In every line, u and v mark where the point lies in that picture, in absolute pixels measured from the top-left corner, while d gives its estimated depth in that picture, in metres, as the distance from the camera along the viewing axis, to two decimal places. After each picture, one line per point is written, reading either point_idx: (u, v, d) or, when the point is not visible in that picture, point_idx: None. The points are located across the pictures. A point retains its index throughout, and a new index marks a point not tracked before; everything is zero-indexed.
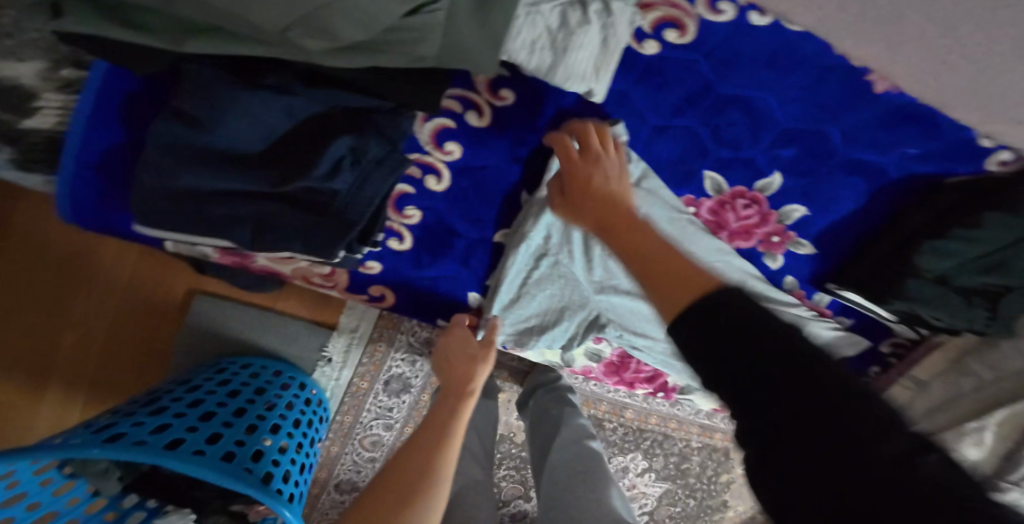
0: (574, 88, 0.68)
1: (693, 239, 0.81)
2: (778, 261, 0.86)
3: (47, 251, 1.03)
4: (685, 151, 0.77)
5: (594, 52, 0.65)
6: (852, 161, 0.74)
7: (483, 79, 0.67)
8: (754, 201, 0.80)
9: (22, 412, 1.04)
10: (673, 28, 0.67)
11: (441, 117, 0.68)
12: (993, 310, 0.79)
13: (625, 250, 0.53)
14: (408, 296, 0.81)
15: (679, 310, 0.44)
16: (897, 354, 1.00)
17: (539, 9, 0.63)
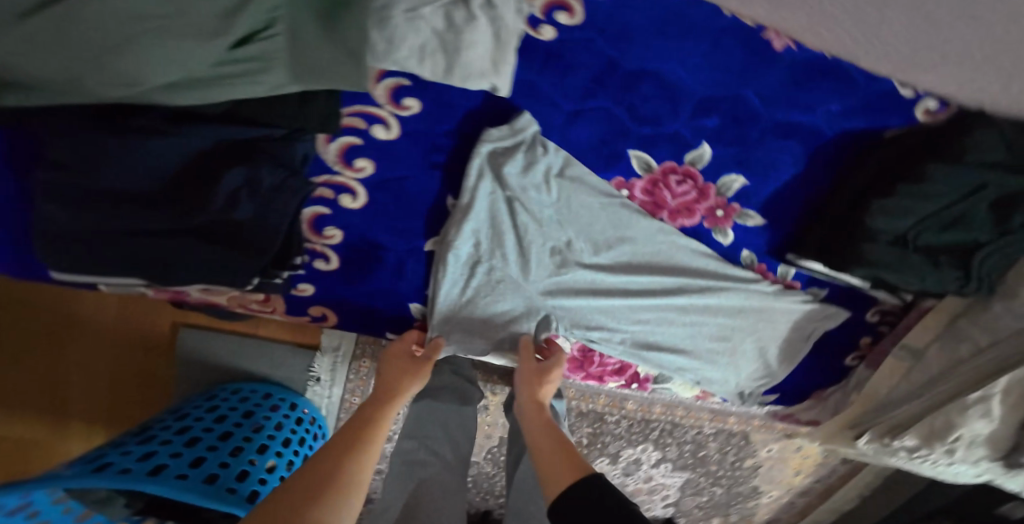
0: (478, 87, 0.66)
1: (629, 223, 0.81)
2: (729, 235, 0.83)
3: (31, 303, 1.09)
4: (606, 134, 0.76)
5: (488, 46, 0.63)
6: (781, 123, 0.72)
7: (382, 90, 0.65)
8: (688, 176, 0.78)
9: (48, 445, 1.13)
10: (564, 12, 0.66)
11: (346, 135, 0.68)
12: (965, 270, 0.73)
13: (542, 441, 0.73)
14: (349, 316, 0.82)
15: (570, 485, 0.65)
16: (888, 321, 0.93)
17: (420, 13, 0.60)
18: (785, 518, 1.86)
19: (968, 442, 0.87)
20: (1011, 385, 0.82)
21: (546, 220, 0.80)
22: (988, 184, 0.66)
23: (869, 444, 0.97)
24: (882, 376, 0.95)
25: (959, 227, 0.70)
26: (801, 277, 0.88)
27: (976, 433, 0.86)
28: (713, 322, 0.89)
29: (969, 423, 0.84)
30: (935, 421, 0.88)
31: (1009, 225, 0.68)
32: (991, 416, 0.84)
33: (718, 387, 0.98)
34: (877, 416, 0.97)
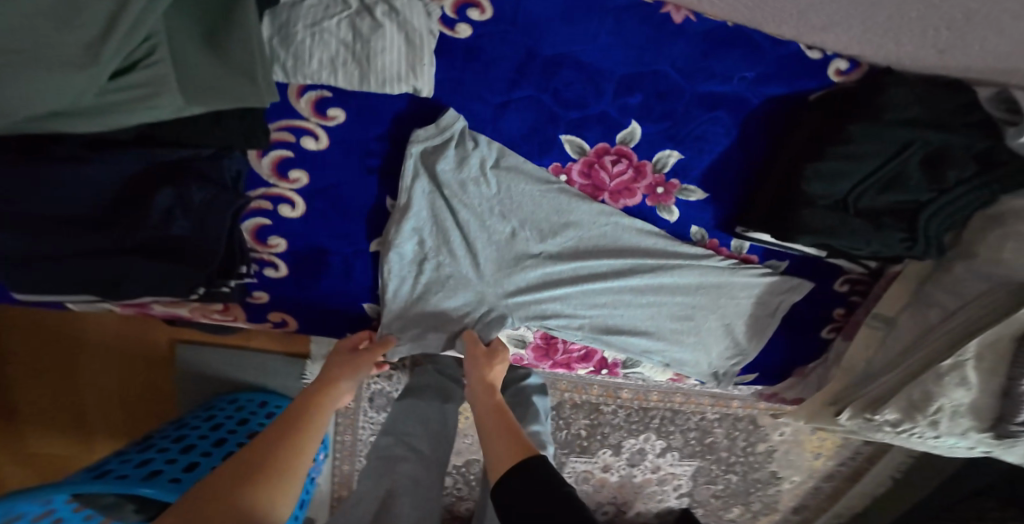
0: (400, 90, 0.66)
1: (571, 208, 0.82)
2: (673, 212, 0.83)
3: (40, 325, 1.16)
4: (535, 123, 0.77)
5: (401, 50, 0.63)
6: (704, 94, 0.72)
7: (305, 104, 0.69)
8: (622, 156, 0.79)
9: (82, 440, 1.26)
10: (474, 8, 0.67)
11: (276, 149, 0.72)
12: (911, 231, 0.71)
13: (490, 425, 0.76)
14: (306, 318, 0.86)
15: (510, 467, 0.69)
16: (859, 291, 0.91)
17: (323, 27, 0.62)
18: (814, 505, 1.72)
19: (950, 412, 0.83)
20: (982, 350, 0.78)
21: (484, 212, 0.81)
22: (914, 140, 0.65)
23: (851, 420, 0.95)
24: (858, 347, 0.92)
25: (897, 187, 0.68)
26: (757, 250, 0.87)
27: (957, 402, 0.82)
28: (671, 301, 0.89)
29: (947, 393, 0.81)
30: (912, 393, 0.85)
31: (944, 181, 0.66)
32: (968, 384, 0.80)
33: (690, 369, 0.96)
34: (857, 390, 0.94)
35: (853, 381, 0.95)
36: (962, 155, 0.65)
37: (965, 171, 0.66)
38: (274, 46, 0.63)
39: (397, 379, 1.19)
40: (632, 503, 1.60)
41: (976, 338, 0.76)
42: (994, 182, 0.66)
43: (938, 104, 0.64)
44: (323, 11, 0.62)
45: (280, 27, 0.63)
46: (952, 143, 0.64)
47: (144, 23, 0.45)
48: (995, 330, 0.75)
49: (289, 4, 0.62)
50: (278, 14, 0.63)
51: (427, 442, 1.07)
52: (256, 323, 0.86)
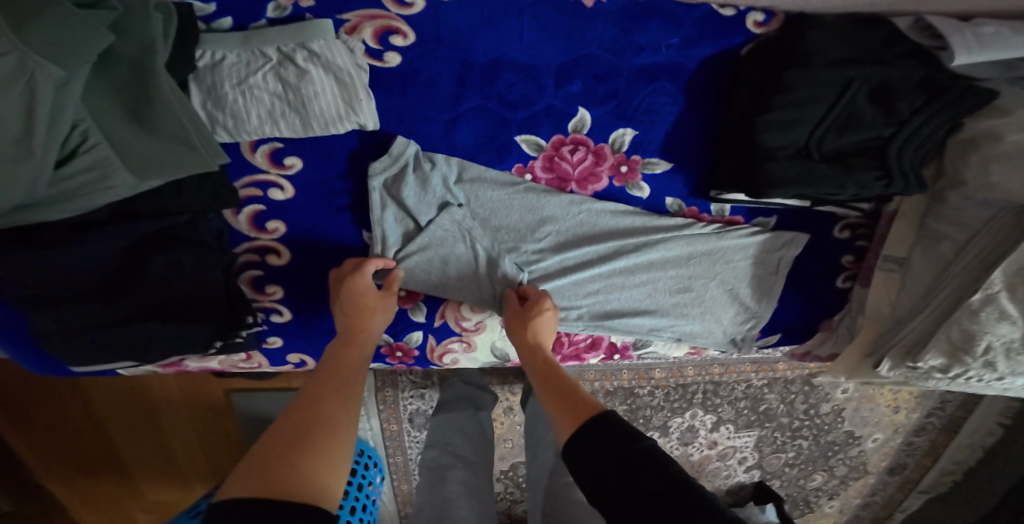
0: (347, 129, 0.71)
1: (541, 204, 0.82)
2: (641, 186, 0.84)
3: (119, 393, 1.30)
4: (487, 130, 0.77)
5: (334, 91, 0.67)
6: (640, 68, 0.73)
7: (262, 157, 0.74)
8: (579, 143, 0.79)
9: (180, 485, 1.41)
10: (396, 35, 0.67)
11: (249, 205, 0.77)
12: (884, 166, 0.68)
13: (544, 383, 0.70)
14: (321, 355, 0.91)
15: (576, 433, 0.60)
16: (862, 234, 0.84)
17: (250, 84, 0.66)
18: (913, 463, 1.53)
19: (1004, 352, 0.69)
20: (1014, 279, 0.65)
21: (457, 238, 0.81)
22: (854, 79, 0.65)
23: (894, 371, 0.79)
24: (875, 294, 0.80)
25: (854, 126, 0.67)
26: (740, 211, 0.86)
27: (1008, 339, 0.68)
28: (664, 274, 0.88)
29: (989, 329, 0.67)
30: (950, 335, 0.70)
31: (898, 112, 0.65)
32: (1013, 318, 0.66)
33: (706, 340, 0.92)
34: (893, 336, 0.78)
35: (885, 327, 0.81)
36: (906, 85, 0.65)
37: (914, 102, 0.65)
38: (210, 109, 0.68)
39: (428, 395, 1.29)
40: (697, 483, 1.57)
41: (1001, 265, 0.65)
42: (952, 107, 0.64)
43: (865, 41, 0.65)
44: (245, 67, 0.66)
45: (208, 91, 0.67)
46: (891, 76, 0.65)
47: (62, 112, 0.51)
48: (1018, 256, 0.64)
49: (209, 66, 0.66)
50: (202, 78, 0.66)
51: (469, 447, 1.09)
52: (277, 366, 0.93)
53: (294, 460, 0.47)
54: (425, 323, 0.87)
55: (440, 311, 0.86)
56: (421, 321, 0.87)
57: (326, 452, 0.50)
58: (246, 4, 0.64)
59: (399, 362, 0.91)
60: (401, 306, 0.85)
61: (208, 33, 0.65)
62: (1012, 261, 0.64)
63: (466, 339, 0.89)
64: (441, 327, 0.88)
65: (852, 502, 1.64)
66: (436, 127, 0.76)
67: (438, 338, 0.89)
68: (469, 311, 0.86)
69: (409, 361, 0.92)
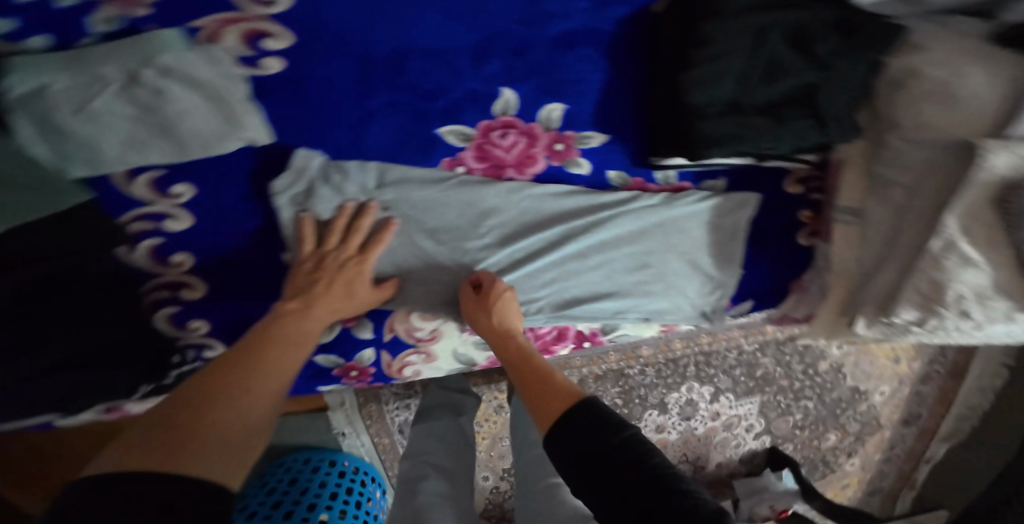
0: (239, 146, 0.64)
1: (479, 196, 0.76)
2: (581, 162, 0.79)
3: None
4: (404, 128, 0.71)
5: (205, 108, 0.60)
6: (557, 36, 0.69)
7: (143, 186, 0.65)
8: (508, 126, 0.74)
9: None
10: (265, 37, 0.60)
11: (145, 239, 0.69)
12: (815, 112, 0.66)
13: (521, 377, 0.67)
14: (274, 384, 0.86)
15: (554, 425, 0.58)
16: (816, 188, 0.80)
17: (97, 109, 0.56)
18: (927, 411, 1.48)
19: (975, 300, 0.63)
20: (968, 223, 0.61)
21: (396, 245, 0.76)
22: (768, 25, 0.61)
23: (872, 329, 0.72)
24: (839, 249, 0.75)
25: (780, 74, 0.64)
26: (687, 175, 0.81)
27: (976, 284, 0.62)
28: (619, 253, 0.83)
29: (955, 277, 0.62)
30: (918, 286, 0.64)
31: (816, 55, 0.62)
32: (975, 262, 0.61)
33: (675, 317, 0.87)
34: (863, 291, 0.74)
35: (854, 284, 0.76)
36: (819, 27, 0.62)
37: (829, 42, 0.62)
38: (54, 144, 0.57)
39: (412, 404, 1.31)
40: (707, 457, 1.48)
41: (952, 208, 0.60)
42: (869, 44, 0.62)
43: None
44: (85, 91, 0.55)
45: (41, 123, 0.55)
46: (805, 19, 0.61)
47: None
48: (968, 194, 0.60)
49: (34, 95, 0.54)
50: (29, 110, 0.54)
51: (446, 457, 1.08)
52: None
53: (178, 452, 0.41)
54: (374, 339, 0.83)
55: (388, 323, 0.82)
56: (368, 337, 0.83)
57: (217, 444, 0.45)
58: (58, 18, 0.54)
59: (357, 381, 0.86)
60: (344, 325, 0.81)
61: (22, 55, 0.54)
62: (961, 203, 0.60)
63: (423, 349, 0.85)
64: (393, 340, 0.83)
65: (873, 458, 1.53)
66: (343, 133, 0.69)
67: (394, 353, 0.85)
68: (420, 320, 0.83)
69: (366, 379, 0.87)
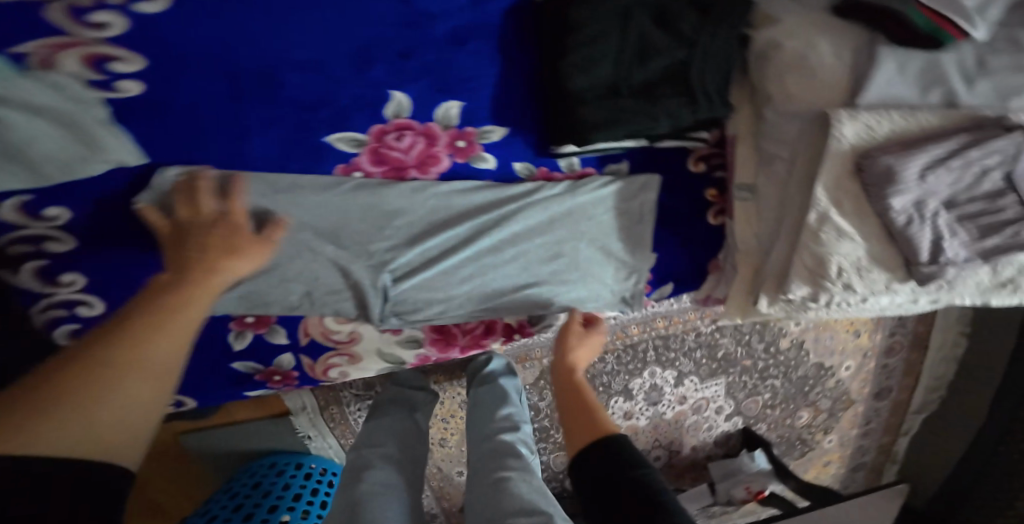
0: (106, 168, 0.62)
1: (382, 198, 0.73)
2: (485, 157, 0.77)
3: None
4: (288, 139, 0.68)
5: (56, 133, 0.58)
6: (443, 36, 0.67)
7: (13, 210, 0.64)
8: (404, 128, 0.71)
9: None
10: (113, 60, 0.57)
11: (29, 261, 0.68)
12: (688, 91, 0.67)
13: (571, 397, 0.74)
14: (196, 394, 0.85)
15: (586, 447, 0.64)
16: (718, 164, 0.81)
17: None
18: (896, 383, 1.44)
19: (855, 272, 0.65)
20: (836, 194, 0.64)
21: (294, 254, 0.73)
22: (632, 8, 0.65)
23: (773, 307, 0.73)
24: (741, 226, 0.75)
25: (652, 53, 0.66)
26: (590, 161, 0.82)
27: (854, 256, 0.64)
28: (532, 244, 0.82)
29: (835, 249, 0.64)
30: (803, 260, 0.65)
31: (682, 32, 0.65)
32: (849, 234, 0.64)
33: (596, 304, 0.88)
34: (767, 268, 0.72)
35: (759, 261, 0.75)
36: (679, 6, 0.65)
37: (691, 20, 0.65)
38: None
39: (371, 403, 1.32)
40: (681, 440, 1.49)
41: (820, 181, 0.64)
42: (728, 21, 0.66)
43: None
44: None
45: None
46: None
47: None
48: (829, 166, 0.64)
49: None
50: None
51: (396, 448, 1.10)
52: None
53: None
54: (290, 344, 0.84)
55: (302, 329, 0.83)
56: (283, 342, 0.83)
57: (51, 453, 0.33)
58: None
59: (282, 385, 0.88)
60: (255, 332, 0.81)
61: None
62: (827, 176, 0.64)
63: (346, 351, 0.87)
64: (310, 344, 0.85)
65: (851, 434, 1.53)
66: (221, 148, 0.66)
67: (314, 356, 0.86)
68: (335, 323, 0.83)
69: (292, 383, 0.88)
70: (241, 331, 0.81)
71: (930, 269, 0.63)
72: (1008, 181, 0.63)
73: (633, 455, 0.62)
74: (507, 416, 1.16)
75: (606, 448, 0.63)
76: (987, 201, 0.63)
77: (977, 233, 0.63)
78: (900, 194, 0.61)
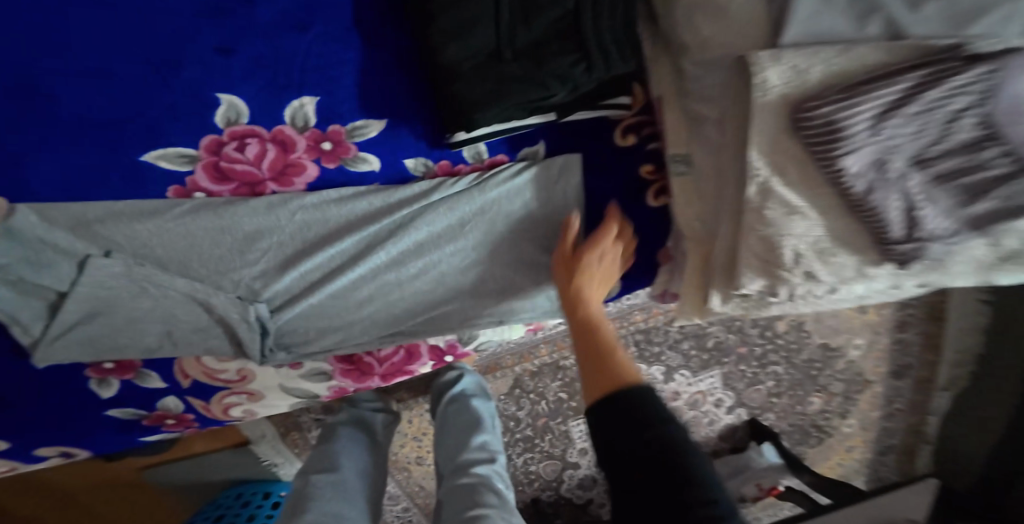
0: None
1: (232, 221, 0.60)
2: (366, 160, 0.62)
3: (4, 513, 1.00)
4: (92, 162, 0.56)
5: None
6: (268, 26, 0.57)
7: None
8: (244, 137, 0.58)
9: None
10: None
11: None
12: (581, 46, 0.55)
13: (580, 334, 0.58)
14: (72, 447, 0.73)
15: (598, 398, 0.50)
16: (650, 134, 0.68)
17: None
18: (917, 360, 1.23)
19: (816, 255, 0.52)
20: (778, 159, 0.51)
21: (137, 291, 0.60)
22: None
23: (726, 304, 0.59)
24: (681, 209, 0.60)
25: (532, 6, 0.55)
26: (499, 146, 0.66)
27: (811, 238, 0.51)
28: (443, 254, 0.67)
29: (787, 229, 0.51)
30: (751, 247, 0.53)
31: None
32: (799, 209, 0.51)
33: (534, 314, 0.74)
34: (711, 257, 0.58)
35: (709, 251, 0.61)
36: None
37: None
38: None
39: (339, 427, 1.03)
40: None
41: (753, 144, 0.51)
42: None
43: None
44: None
45: None
46: None
47: None
48: (759, 125, 0.50)
49: None
50: None
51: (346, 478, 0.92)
52: (37, 463, 0.74)
53: None
54: (170, 387, 0.72)
55: (179, 370, 0.71)
56: (160, 386, 0.72)
57: None
58: None
59: (181, 428, 0.77)
60: (121, 378, 0.69)
61: None
62: (761, 137, 0.50)
63: (242, 390, 0.75)
64: (194, 386, 0.73)
65: (872, 417, 1.29)
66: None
67: (206, 398, 0.74)
68: (217, 362, 0.71)
69: (191, 425, 0.78)
70: (103, 380, 0.69)
71: (905, 247, 0.51)
72: (990, 124, 0.47)
73: (652, 408, 0.48)
74: (482, 446, 0.94)
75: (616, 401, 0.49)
76: (964, 154, 0.48)
77: (959, 197, 0.50)
78: (850, 153, 0.48)
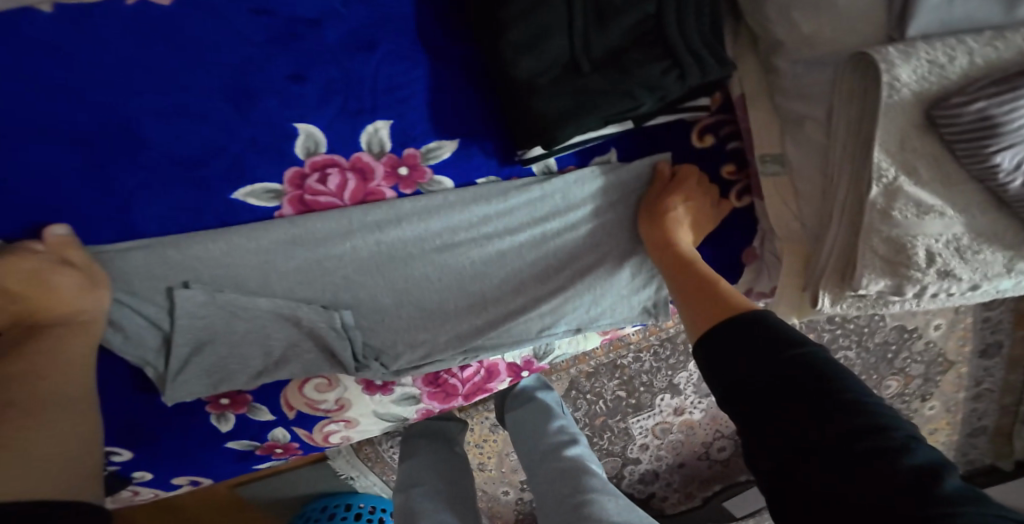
0: None
1: (319, 244, 0.58)
2: (445, 182, 0.60)
3: None
4: (175, 206, 0.53)
5: None
6: (336, 47, 0.53)
7: None
8: (325, 167, 0.56)
9: None
10: None
11: None
12: (669, 51, 0.52)
13: (678, 277, 0.58)
14: (194, 477, 0.73)
15: (712, 327, 0.49)
16: (729, 134, 0.64)
17: None
18: (1007, 337, 1.16)
19: (954, 254, 0.49)
20: (907, 156, 0.48)
21: (226, 317, 0.59)
22: None
23: (839, 305, 0.56)
24: (773, 208, 0.59)
25: (610, 11, 0.51)
26: (569, 157, 0.63)
27: (946, 236, 0.48)
28: (525, 263, 0.66)
29: (919, 228, 0.48)
30: (874, 247, 0.49)
31: None
32: (932, 207, 0.48)
33: (612, 320, 0.71)
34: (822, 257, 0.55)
35: (812, 250, 0.58)
36: None
37: None
38: None
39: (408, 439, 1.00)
40: None
41: (877, 142, 0.47)
42: None
43: None
44: None
45: None
46: None
47: None
48: (886, 121, 0.47)
49: None
50: None
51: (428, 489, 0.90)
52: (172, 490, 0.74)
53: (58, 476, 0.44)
54: (278, 419, 0.70)
55: (284, 403, 0.69)
56: (270, 419, 0.70)
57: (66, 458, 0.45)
58: None
59: (288, 455, 0.76)
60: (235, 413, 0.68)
61: None
62: (885, 135, 0.48)
63: (340, 419, 0.73)
64: (299, 417, 0.71)
65: (957, 398, 1.23)
66: (85, 229, 0.51)
67: (308, 427, 0.72)
68: (318, 392, 0.69)
69: (297, 451, 0.77)
70: (221, 414, 0.68)
71: None
72: None
73: (785, 332, 0.44)
74: (562, 429, 0.92)
75: (741, 328, 0.46)
76: None
77: None
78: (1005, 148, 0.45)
